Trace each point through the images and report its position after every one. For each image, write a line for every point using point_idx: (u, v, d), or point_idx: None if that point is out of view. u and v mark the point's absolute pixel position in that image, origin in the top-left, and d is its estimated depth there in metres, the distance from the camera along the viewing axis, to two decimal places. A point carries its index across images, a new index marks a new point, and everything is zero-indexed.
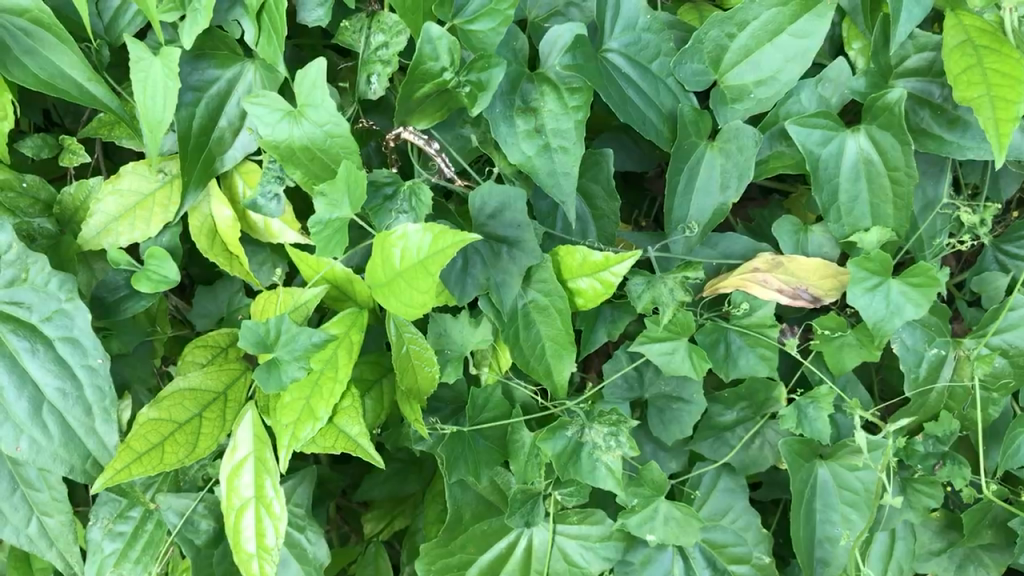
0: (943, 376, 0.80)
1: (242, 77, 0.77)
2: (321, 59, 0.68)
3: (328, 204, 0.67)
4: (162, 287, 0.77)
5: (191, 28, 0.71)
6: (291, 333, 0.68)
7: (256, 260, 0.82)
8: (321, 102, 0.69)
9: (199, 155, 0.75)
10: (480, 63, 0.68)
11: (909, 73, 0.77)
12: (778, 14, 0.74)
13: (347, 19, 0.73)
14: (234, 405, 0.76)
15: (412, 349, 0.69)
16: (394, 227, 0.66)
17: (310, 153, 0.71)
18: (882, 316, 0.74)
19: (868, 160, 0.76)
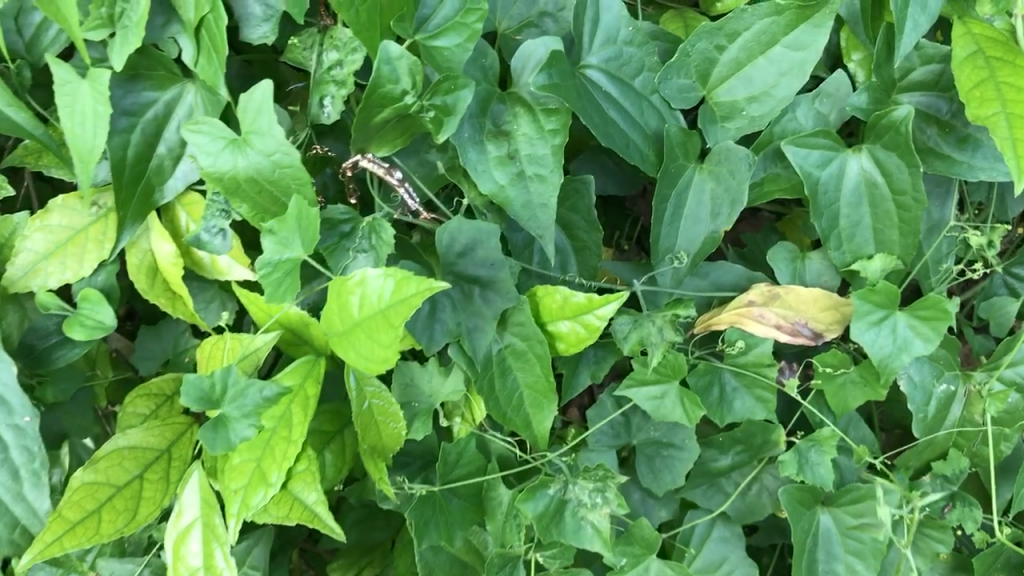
0: (952, 414, 0.74)
1: (182, 99, 0.69)
2: (267, 80, 0.61)
3: (278, 243, 0.60)
4: (97, 333, 0.70)
5: (121, 49, 0.64)
6: (240, 387, 0.62)
7: (202, 298, 0.74)
8: (268, 129, 0.62)
9: (136, 186, 0.68)
10: (447, 85, 0.61)
11: (914, 87, 0.70)
12: (772, 24, 0.67)
13: (296, 36, 0.65)
14: (179, 464, 0.69)
15: (375, 405, 0.62)
16: (352, 271, 0.59)
17: (256, 185, 0.64)
18: (889, 352, 0.69)
19: (871, 183, 0.70)
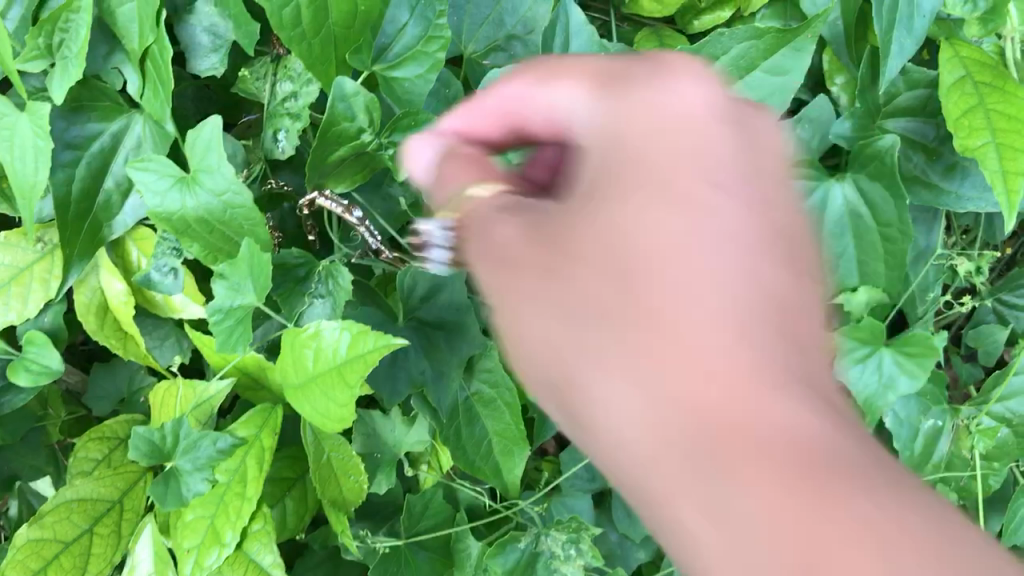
0: (940, 449, 0.72)
1: (130, 130, 0.65)
2: (214, 117, 0.57)
3: (229, 288, 0.56)
4: (42, 378, 0.66)
5: (61, 81, 0.60)
6: (192, 440, 0.59)
7: (156, 335, 0.70)
8: (217, 166, 0.58)
9: (81, 225, 0.64)
10: (406, 122, 0.58)
11: (901, 111, 0.68)
12: (751, 48, 0.64)
13: (247, 67, 0.62)
14: (131, 515, 0.65)
15: (334, 458, 0.58)
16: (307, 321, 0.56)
17: (207, 225, 0.59)
18: (872, 392, 0.67)
19: (855, 214, 0.67)
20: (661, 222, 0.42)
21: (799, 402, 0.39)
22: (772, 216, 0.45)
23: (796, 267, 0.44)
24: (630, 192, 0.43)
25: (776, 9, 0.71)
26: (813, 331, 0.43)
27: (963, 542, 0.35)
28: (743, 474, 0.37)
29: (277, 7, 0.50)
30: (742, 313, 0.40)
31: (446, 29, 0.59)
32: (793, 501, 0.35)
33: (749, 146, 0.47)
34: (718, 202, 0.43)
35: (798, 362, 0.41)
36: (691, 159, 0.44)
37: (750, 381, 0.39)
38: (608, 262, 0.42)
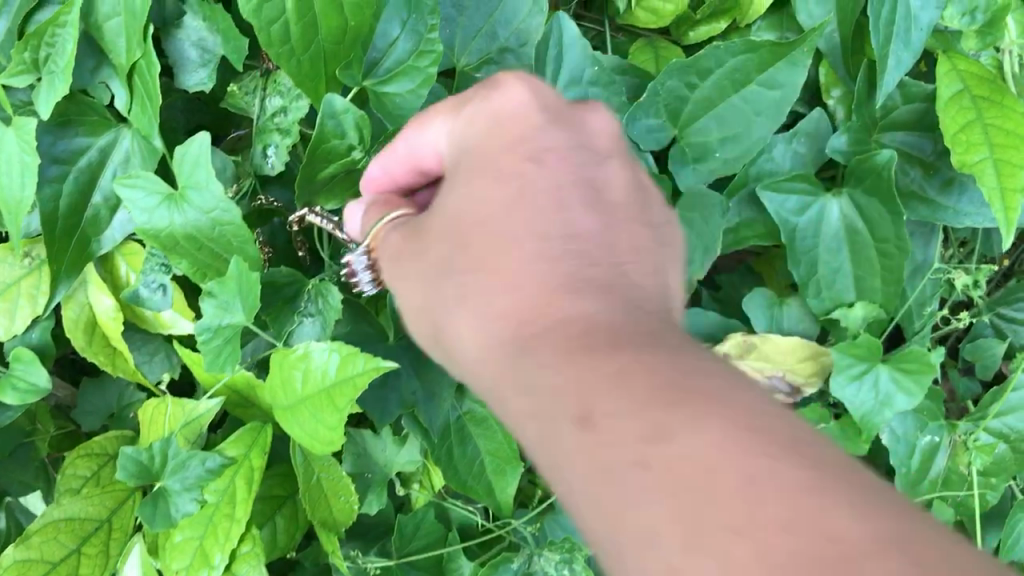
0: (937, 464, 0.72)
1: (117, 144, 0.64)
2: (203, 132, 0.55)
3: (218, 306, 0.55)
4: (30, 397, 0.65)
5: (48, 97, 0.59)
6: (180, 460, 0.59)
7: (145, 352, 0.69)
8: (206, 184, 0.56)
9: (69, 241, 0.63)
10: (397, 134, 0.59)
11: (896, 125, 0.67)
12: (747, 61, 0.63)
13: (236, 81, 0.61)
14: (120, 535, 0.64)
15: (324, 479, 0.57)
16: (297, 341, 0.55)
17: (195, 242, 0.58)
18: (869, 408, 0.66)
19: (851, 229, 0.67)
20: (483, 192, 0.42)
21: (607, 313, 0.37)
22: (602, 176, 0.44)
23: (607, 207, 0.42)
24: (472, 173, 0.43)
25: (771, 21, 0.71)
26: (644, 266, 0.41)
27: (802, 435, 0.31)
28: (545, 381, 0.36)
29: (264, 21, 0.48)
30: (546, 239, 0.40)
31: (437, 44, 0.58)
32: (596, 391, 0.34)
33: (579, 128, 0.45)
34: (538, 163, 0.42)
35: (625, 288, 0.39)
36: (513, 136, 0.43)
37: (556, 302, 0.38)
38: (456, 238, 0.42)
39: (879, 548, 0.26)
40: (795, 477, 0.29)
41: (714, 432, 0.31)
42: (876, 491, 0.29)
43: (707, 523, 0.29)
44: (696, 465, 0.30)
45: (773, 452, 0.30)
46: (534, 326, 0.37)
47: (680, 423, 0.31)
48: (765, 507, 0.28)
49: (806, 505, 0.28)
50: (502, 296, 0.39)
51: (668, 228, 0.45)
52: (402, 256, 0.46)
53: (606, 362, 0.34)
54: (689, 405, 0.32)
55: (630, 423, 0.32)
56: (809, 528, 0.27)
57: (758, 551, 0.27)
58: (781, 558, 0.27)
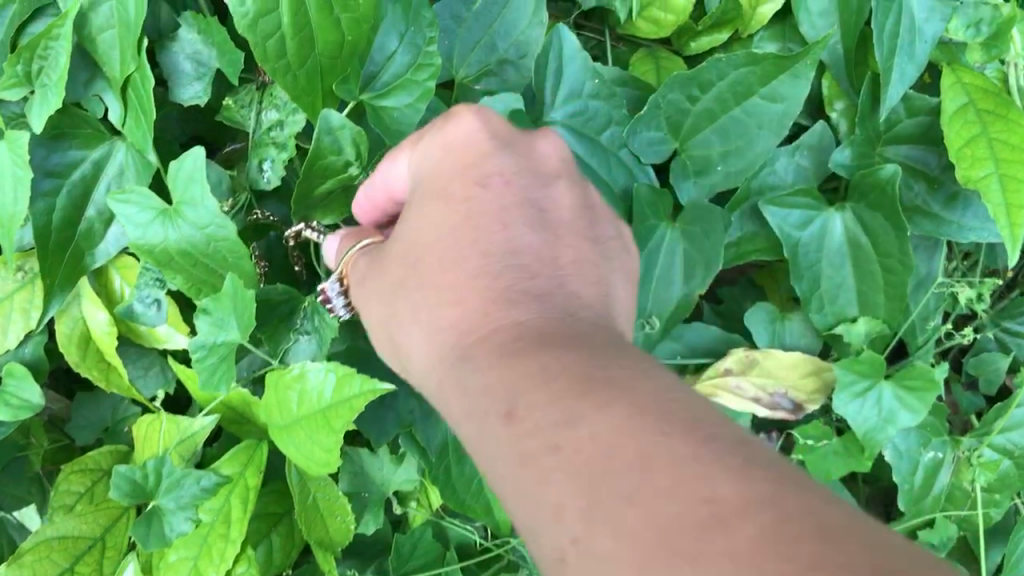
0: (940, 481, 0.71)
1: (112, 157, 0.63)
2: (197, 147, 0.54)
3: (213, 324, 0.54)
4: (23, 413, 0.65)
5: (41, 110, 0.58)
6: (175, 478, 0.58)
7: (140, 366, 0.69)
8: (200, 199, 0.55)
9: (63, 254, 0.62)
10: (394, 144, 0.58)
11: (901, 139, 0.67)
12: (749, 74, 0.62)
13: (232, 95, 0.60)
14: (114, 553, 0.64)
15: (320, 499, 0.57)
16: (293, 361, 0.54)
17: (191, 258, 0.57)
18: (872, 425, 0.66)
19: (855, 243, 0.66)
20: (435, 216, 0.45)
21: (539, 321, 0.40)
22: (551, 197, 0.46)
23: (552, 225, 0.45)
24: (428, 198, 0.46)
25: (774, 31, 0.70)
26: (586, 280, 0.44)
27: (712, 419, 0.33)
28: (481, 383, 0.38)
29: (260, 36, 0.47)
30: (488, 258, 0.42)
31: (435, 57, 0.57)
32: (521, 388, 0.36)
33: (529, 152, 0.47)
34: (485, 187, 0.45)
35: (565, 298, 0.42)
36: (465, 162, 0.45)
37: (494, 314, 0.41)
38: (413, 258, 0.45)
39: (750, 509, 0.28)
40: (683, 450, 0.31)
41: (616, 416, 0.33)
42: (762, 461, 0.30)
43: (603, 495, 0.31)
44: (597, 446, 0.32)
45: (669, 430, 0.32)
46: (474, 335, 0.40)
47: (592, 410, 0.34)
48: (655, 478, 0.30)
49: (690, 473, 0.30)
50: (449, 311, 0.42)
51: (616, 245, 0.47)
52: (371, 277, 0.49)
53: (531, 363, 0.37)
54: (597, 394, 0.34)
55: (545, 413, 0.34)
56: (686, 492, 0.29)
57: (646, 514, 0.29)
58: (666, 520, 0.29)
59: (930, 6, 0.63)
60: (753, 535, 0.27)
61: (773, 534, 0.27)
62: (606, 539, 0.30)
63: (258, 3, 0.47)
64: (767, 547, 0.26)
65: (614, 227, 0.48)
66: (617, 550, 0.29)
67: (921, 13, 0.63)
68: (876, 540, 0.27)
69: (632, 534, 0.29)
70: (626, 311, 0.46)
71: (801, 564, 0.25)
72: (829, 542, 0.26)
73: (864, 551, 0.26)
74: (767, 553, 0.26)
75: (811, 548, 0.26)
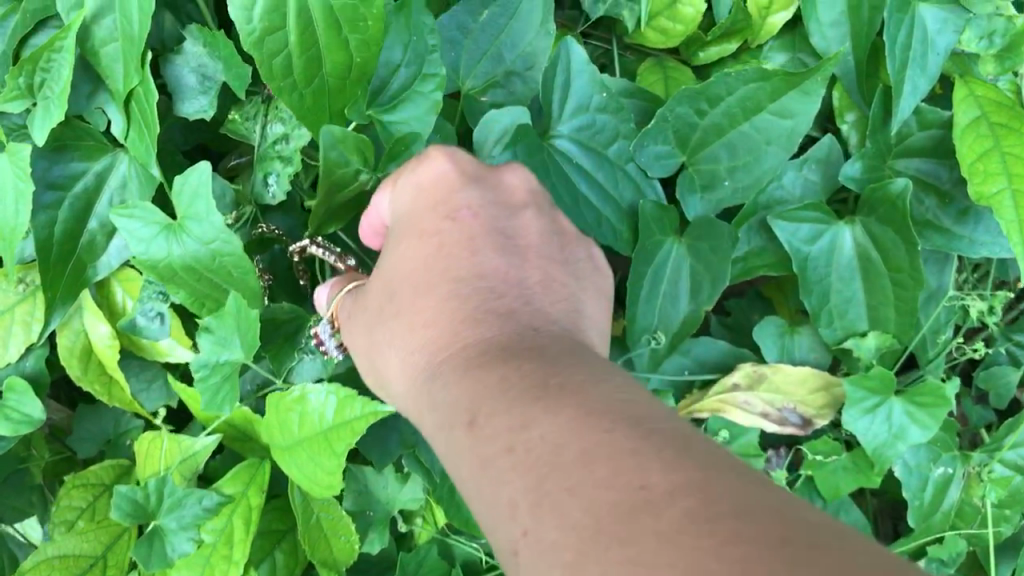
0: (950, 496, 0.70)
1: (114, 169, 0.62)
2: (204, 162, 0.53)
3: (216, 343, 0.55)
4: (23, 427, 0.64)
5: (44, 123, 0.57)
6: (177, 498, 0.58)
7: (143, 379, 0.68)
8: (206, 215, 0.54)
9: (65, 266, 0.61)
10: (398, 148, 0.56)
11: (912, 152, 0.66)
12: (758, 90, 0.61)
13: (237, 108, 0.60)
14: (116, 571, 0.64)
15: (324, 519, 0.58)
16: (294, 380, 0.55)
17: (194, 274, 0.56)
18: (882, 441, 0.65)
19: (866, 257, 0.65)
20: (408, 247, 0.47)
21: (504, 335, 0.41)
22: (520, 224, 0.48)
23: (520, 248, 0.47)
24: (403, 232, 0.48)
25: (783, 41, 0.69)
26: (554, 299, 0.45)
27: (658, 418, 0.34)
28: (449, 399, 0.40)
29: (266, 53, 0.47)
30: (457, 279, 0.44)
31: (439, 66, 0.57)
32: (483, 400, 0.38)
33: (496, 186, 0.50)
34: (455, 218, 0.47)
35: (531, 314, 0.43)
36: (435, 198, 0.48)
37: (463, 333, 0.42)
38: (389, 288, 0.47)
39: (677, 492, 0.29)
40: (623, 444, 0.32)
41: (563, 417, 0.34)
42: (695, 447, 0.31)
43: (549, 489, 0.32)
44: (546, 447, 0.34)
45: (613, 427, 0.33)
46: (445, 352, 0.42)
47: (543, 414, 0.35)
48: (596, 470, 0.31)
49: (626, 465, 0.31)
50: (421, 330, 0.44)
51: (585, 266, 0.49)
52: (356, 310, 0.51)
53: (493, 374, 0.39)
54: (549, 398, 0.36)
55: (502, 420, 0.36)
56: (622, 482, 0.30)
57: (586, 508, 0.30)
58: (605, 510, 0.30)
59: (942, 18, 0.63)
60: (678, 516, 0.28)
61: (697, 514, 0.28)
62: (551, 529, 0.31)
63: (264, 21, 0.47)
64: (689, 526, 0.27)
65: (584, 250, 0.50)
66: (560, 539, 0.30)
67: (934, 25, 0.62)
68: (796, 517, 0.28)
69: (573, 523, 0.30)
70: (599, 327, 0.47)
71: (718, 541, 0.26)
72: (745, 522, 0.27)
73: (780, 526, 0.27)
74: (689, 532, 0.27)
75: (730, 525, 0.27)
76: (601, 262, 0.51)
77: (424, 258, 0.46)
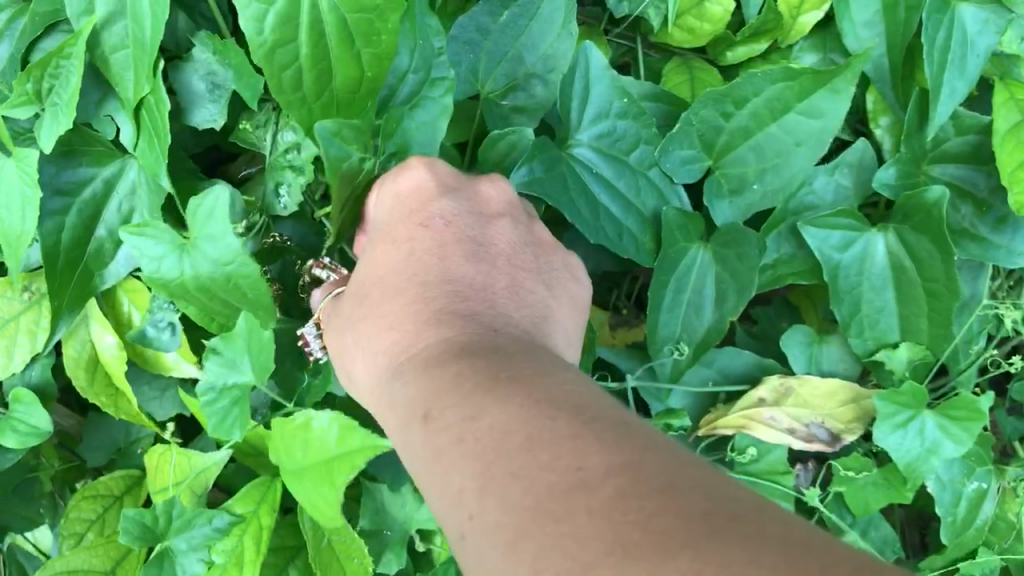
0: (984, 512, 0.68)
1: (124, 174, 0.60)
2: (222, 186, 0.51)
3: (223, 363, 0.55)
4: (30, 439, 0.63)
5: (50, 128, 0.55)
6: (186, 519, 0.58)
7: (153, 390, 0.66)
8: (221, 236, 0.52)
9: (71, 275, 0.59)
10: (389, 128, 0.52)
11: (948, 158, 0.63)
12: (785, 90, 0.59)
13: (250, 116, 0.58)
14: None
15: (336, 541, 0.58)
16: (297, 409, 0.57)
17: (207, 292, 0.54)
18: (915, 456, 0.63)
19: (899, 267, 0.63)
20: (377, 249, 0.47)
21: (464, 331, 0.40)
22: (495, 233, 0.48)
23: (491, 254, 0.46)
24: (374, 236, 0.48)
25: (814, 41, 0.66)
26: (522, 303, 0.44)
27: (620, 416, 0.33)
28: (406, 394, 0.40)
29: (277, 67, 0.45)
30: (423, 280, 0.44)
31: (448, 70, 0.54)
32: (438, 394, 0.38)
33: (473, 195, 0.49)
34: (428, 225, 0.46)
35: (495, 317, 0.42)
36: (409, 208, 0.48)
37: (425, 332, 0.41)
38: (357, 287, 0.47)
39: (612, 473, 0.29)
40: (562, 428, 0.32)
41: (511, 406, 0.34)
42: (633, 431, 0.32)
43: (493, 475, 0.32)
44: (493, 435, 0.33)
45: (557, 415, 0.33)
46: (406, 352, 0.41)
47: (492, 403, 0.35)
48: (538, 456, 0.31)
49: (566, 449, 0.31)
50: (382, 325, 0.44)
51: (560, 275, 0.49)
52: (331, 315, 0.50)
53: (448, 369, 0.38)
54: (501, 388, 0.35)
55: (454, 412, 0.36)
56: (560, 464, 0.30)
57: (526, 490, 0.30)
58: (542, 493, 0.30)
59: (982, 18, 0.60)
60: (612, 494, 0.28)
61: (628, 493, 0.28)
62: (495, 511, 0.31)
63: (275, 33, 0.45)
64: (621, 503, 0.28)
65: (561, 261, 0.50)
66: (502, 520, 0.30)
67: (973, 26, 0.60)
68: (721, 492, 0.28)
69: (516, 504, 0.30)
70: (566, 332, 0.46)
71: (645, 514, 0.27)
72: (672, 499, 0.27)
73: (704, 500, 0.27)
74: (620, 508, 0.28)
75: (657, 499, 0.27)
76: (577, 272, 0.50)
77: (392, 259, 0.46)
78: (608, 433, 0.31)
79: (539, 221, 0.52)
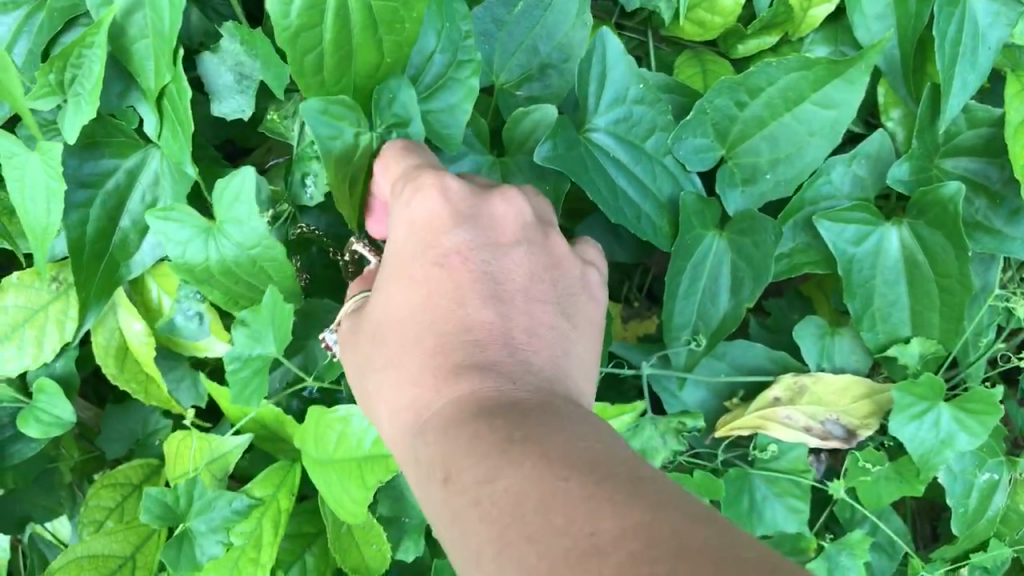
0: (995, 503, 0.68)
1: (146, 166, 0.61)
2: (248, 166, 0.51)
3: (250, 336, 0.55)
4: (53, 429, 0.64)
5: (75, 120, 0.56)
6: (206, 500, 0.59)
7: (173, 377, 0.67)
8: (246, 220, 0.53)
9: (96, 267, 0.60)
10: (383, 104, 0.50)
11: (961, 151, 0.64)
12: (800, 80, 0.59)
13: (275, 108, 0.58)
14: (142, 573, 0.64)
15: (354, 527, 0.60)
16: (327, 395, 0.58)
17: (232, 276, 0.55)
18: (930, 448, 0.63)
19: (912, 261, 0.63)
20: (392, 289, 0.47)
21: (480, 387, 0.41)
22: (510, 261, 0.47)
23: (508, 291, 0.46)
24: (387, 271, 0.48)
25: (826, 33, 0.67)
26: (540, 344, 0.45)
27: (637, 471, 0.34)
28: (427, 454, 0.41)
29: (300, 51, 0.46)
30: (440, 331, 0.44)
31: (474, 52, 0.54)
32: (455, 456, 0.38)
33: (488, 221, 0.47)
34: (442, 266, 0.46)
35: (513, 364, 0.43)
36: (422, 241, 0.46)
37: (443, 389, 0.42)
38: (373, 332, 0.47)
39: (624, 537, 0.29)
40: (576, 490, 0.32)
41: (526, 468, 0.35)
42: (646, 488, 0.32)
43: (509, 538, 0.33)
44: (509, 499, 0.34)
45: (570, 475, 0.34)
46: (427, 408, 0.43)
47: (508, 464, 0.36)
48: (552, 518, 0.32)
49: (579, 512, 0.31)
50: (401, 380, 0.45)
51: (578, 297, 0.48)
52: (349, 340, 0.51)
53: (466, 430, 0.39)
54: (516, 450, 0.36)
55: (471, 475, 0.37)
56: (574, 529, 0.31)
57: (541, 553, 0.31)
58: (555, 558, 0.30)
59: (993, 11, 0.60)
60: (623, 559, 0.29)
61: (639, 558, 0.28)
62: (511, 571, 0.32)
63: (302, 17, 0.45)
64: (632, 567, 0.28)
65: (580, 278, 0.49)
66: None
67: (986, 18, 0.60)
68: (729, 551, 0.28)
69: (529, 566, 0.31)
70: (586, 365, 0.47)
71: None
72: (684, 561, 0.28)
73: (713, 563, 0.27)
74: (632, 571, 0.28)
75: (668, 563, 0.28)
76: (595, 288, 0.50)
77: (408, 304, 0.46)
78: (622, 494, 0.32)
79: (554, 229, 0.50)
